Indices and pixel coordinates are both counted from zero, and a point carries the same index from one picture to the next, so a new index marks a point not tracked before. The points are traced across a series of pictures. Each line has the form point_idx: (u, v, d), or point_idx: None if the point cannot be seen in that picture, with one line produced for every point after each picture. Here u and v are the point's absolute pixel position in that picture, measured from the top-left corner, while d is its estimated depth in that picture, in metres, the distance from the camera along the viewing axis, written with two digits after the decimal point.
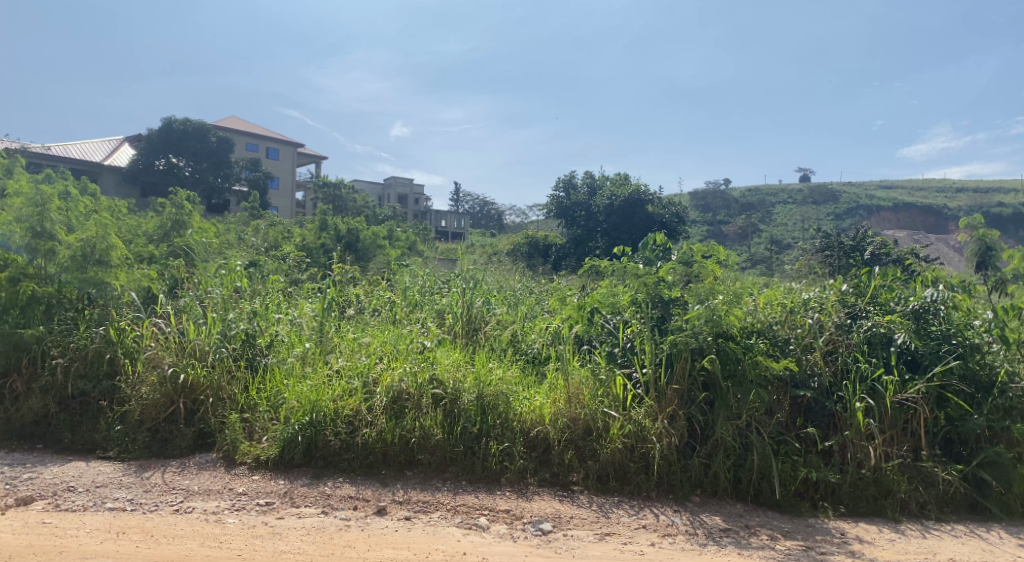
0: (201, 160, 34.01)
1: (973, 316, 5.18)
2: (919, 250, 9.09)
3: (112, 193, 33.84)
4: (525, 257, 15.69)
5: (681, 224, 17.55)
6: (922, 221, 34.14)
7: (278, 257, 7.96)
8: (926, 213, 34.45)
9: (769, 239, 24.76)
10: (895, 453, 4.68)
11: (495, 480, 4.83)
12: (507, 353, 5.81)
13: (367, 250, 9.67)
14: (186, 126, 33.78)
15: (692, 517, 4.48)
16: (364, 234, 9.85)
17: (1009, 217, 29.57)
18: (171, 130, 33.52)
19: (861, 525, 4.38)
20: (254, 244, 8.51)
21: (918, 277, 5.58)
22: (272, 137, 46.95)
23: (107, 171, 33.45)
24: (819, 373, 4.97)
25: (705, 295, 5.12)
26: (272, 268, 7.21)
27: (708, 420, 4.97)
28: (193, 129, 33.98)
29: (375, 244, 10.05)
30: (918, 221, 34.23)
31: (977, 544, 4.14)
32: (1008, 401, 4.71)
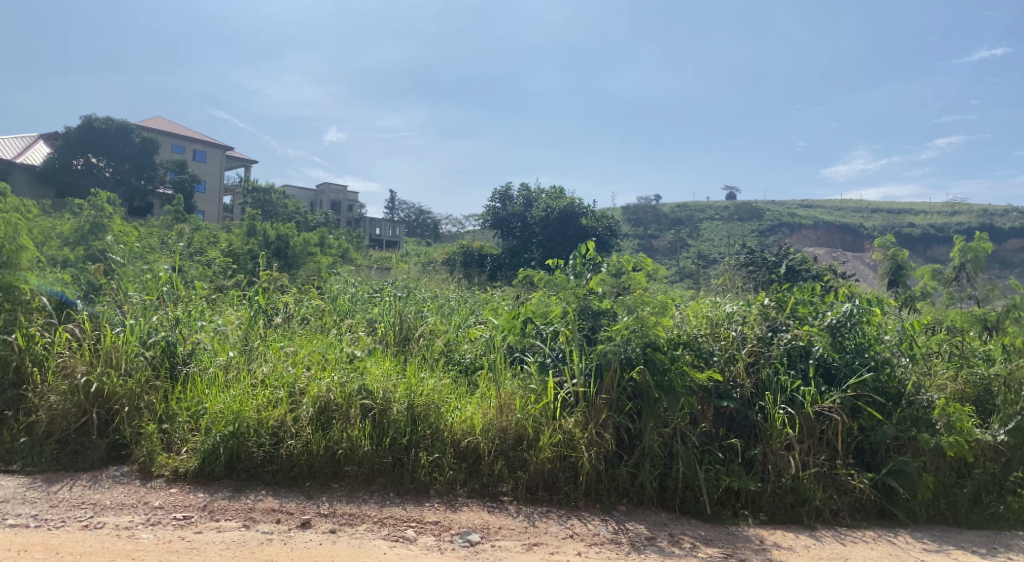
0: (123, 162, 33.10)
1: (884, 330, 5.38)
2: (836, 266, 9.49)
3: (25, 193, 32.27)
4: (459, 267, 15.72)
5: (613, 237, 17.94)
6: (840, 239, 35.72)
7: (202, 263, 7.74)
8: (850, 231, 36.15)
9: (696, 255, 25.56)
10: (812, 462, 4.82)
11: (423, 492, 4.80)
12: (439, 362, 5.72)
13: (296, 257, 9.48)
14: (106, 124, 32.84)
15: (617, 526, 4.54)
16: (294, 239, 9.71)
17: (921, 236, 31.23)
18: (93, 129, 32.48)
19: (778, 532, 4.53)
20: (178, 248, 8.23)
21: (834, 292, 5.77)
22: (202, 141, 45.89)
23: (19, 170, 32.02)
24: (740, 384, 5.11)
25: (633, 306, 5.20)
26: (196, 274, 7.00)
27: (636, 429, 5.04)
28: (114, 127, 33.00)
29: (306, 251, 9.86)
30: (837, 239, 35.79)
31: (885, 549, 4.34)
32: (914, 412, 4.89)
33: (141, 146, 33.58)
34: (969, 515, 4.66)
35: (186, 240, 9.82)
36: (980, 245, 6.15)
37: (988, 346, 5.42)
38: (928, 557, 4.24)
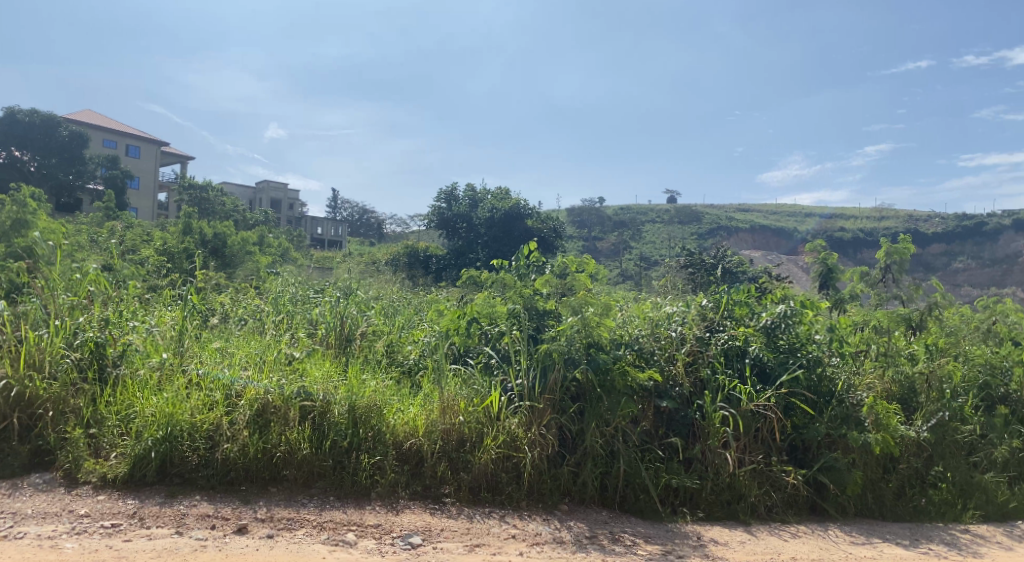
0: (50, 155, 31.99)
1: (817, 329, 5.55)
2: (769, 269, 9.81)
3: None
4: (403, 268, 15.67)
5: (557, 238, 18.17)
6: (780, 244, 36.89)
7: (134, 262, 7.51)
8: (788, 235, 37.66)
9: (639, 257, 26.14)
10: (748, 459, 4.92)
11: (364, 495, 4.74)
12: (382, 364, 5.64)
13: (233, 256, 9.26)
14: (32, 117, 31.89)
15: (559, 525, 4.58)
16: (231, 239, 9.56)
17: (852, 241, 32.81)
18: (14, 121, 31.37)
19: (715, 529, 4.63)
20: (108, 245, 7.94)
21: (770, 294, 5.92)
22: (137, 136, 44.56)
23: None
24: (680, 384, 5.21)
25: (577, 306, 5.26)
26: (127, 273, 6.78)
27: (579, 429, 5.07)
28: (40, 119, 31.97)
29: (244, 250, 9.66)
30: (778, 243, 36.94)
31: (815, 543, 4.48)
32: (844, 410, 5.01)
33: (71, 140, 32.62)
34: (893, 508, 4.80)
35: (117, 238, 9.48)
36: (903, 247, 6.51)
37: (912, 347, 5.62)
38: (855, 550, 4.39)
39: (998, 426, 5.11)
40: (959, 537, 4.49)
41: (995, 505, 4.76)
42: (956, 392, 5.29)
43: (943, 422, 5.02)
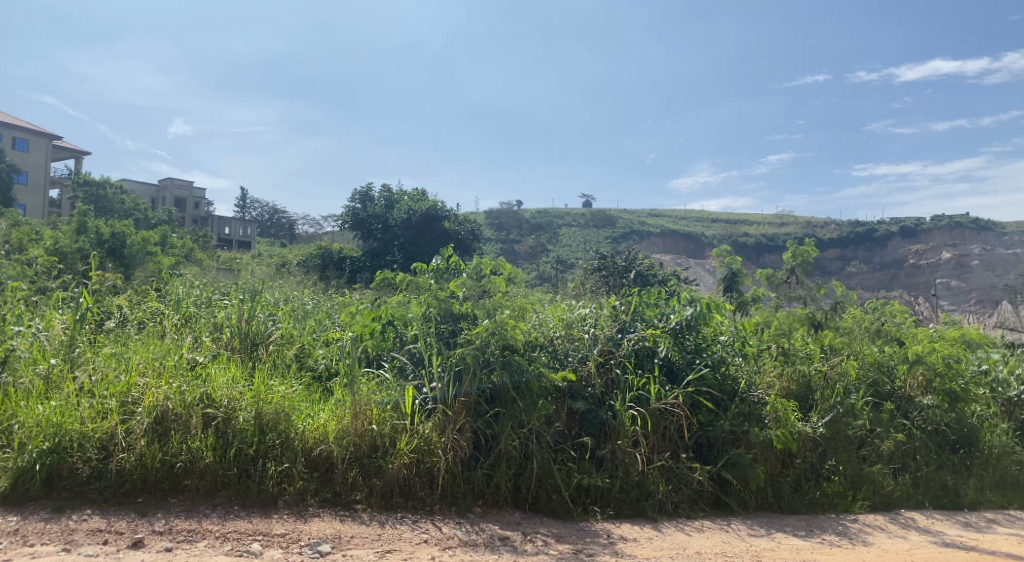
0: None
1: (721, 331, 5.76)
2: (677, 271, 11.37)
3: None
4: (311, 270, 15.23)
5: (476, 240, 18.48)
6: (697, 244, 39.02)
7: (21, 264, 7.10)
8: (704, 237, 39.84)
9: (558, 260, 26.97)
10: (656, 457, 5.06)
11: (271, 503, 4.59)
12: (290, 368, 5.49)
13: (133, 257, 8.90)
14: None
15: (472, 527, 4.57)
16: (131, 238, 9.15)
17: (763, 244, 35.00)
18: None
19: (625, 526, 4.72)
20: None
21: (678, 297, 5.99)
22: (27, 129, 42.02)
23: None
24: (592, 384, 5.31)
25: (492, 309, 5.29)
26: (12, 275, 6.40)
27: (493, 432, 5.05)
28: None
29: (145, 251, 9.29)
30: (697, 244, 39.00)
31: (719, 537, 4.63)
32: (746, 407, 5.24)
33: None
34: (792, 501, 4.99)
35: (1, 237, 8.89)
36: (807, 250, 6.81)
37: (809, 347, 5.94)
38: (756, 542, 4.56)
39: (884, 420, 5.42)
40: (849, 527, 4.73)
41: (882, 495, 5.05)
42: (849, 389, 5.59)
43: (837, 418, 5.29)
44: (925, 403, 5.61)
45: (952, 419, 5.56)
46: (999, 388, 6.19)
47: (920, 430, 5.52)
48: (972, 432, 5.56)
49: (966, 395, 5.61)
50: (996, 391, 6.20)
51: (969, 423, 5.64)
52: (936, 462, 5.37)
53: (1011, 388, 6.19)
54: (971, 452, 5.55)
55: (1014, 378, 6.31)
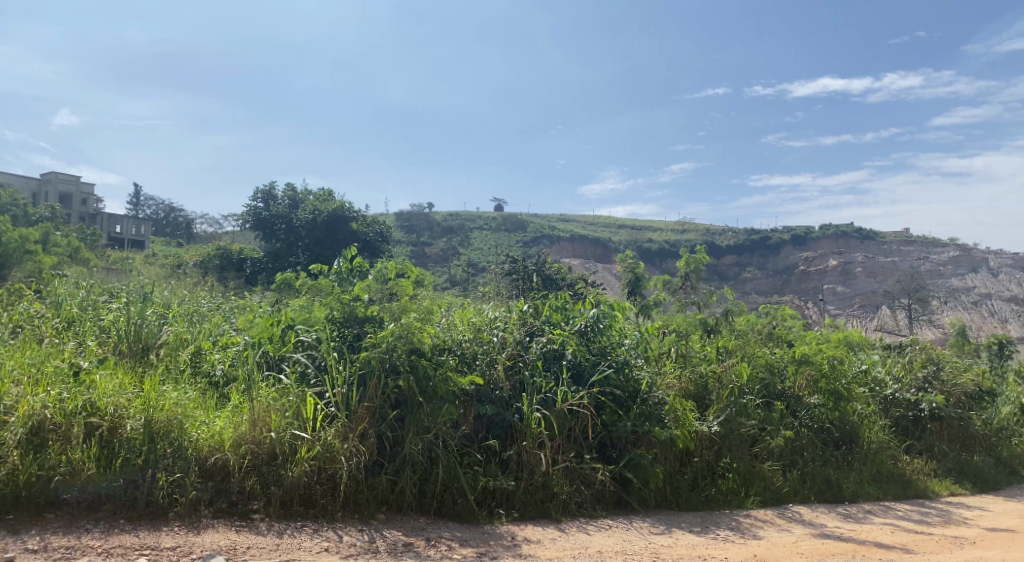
0: None
1: (624, 335, 5.98)
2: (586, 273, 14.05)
3: None
4: (207, 270, 14.89)
5: (384, 241, 18.68)
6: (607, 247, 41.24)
7: None
8: (597, 245, 44.58)
9: (468, 264, 28.91)
10: (560, 459, 5.14)
11: (160, 516, 4.29)
12: (183, 374, 5.25)
13: (7, 257, 8.31)
14: None
15: (374, 534, 4.46)
16: (6, 236, 8.55)
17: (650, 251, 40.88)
18: None
19: (528, 528, 4.74)
20: None
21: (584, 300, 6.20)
22: None
23: None
24: (500, 387, 5.34)
25: (398, 313, 5.29)
26: None
27: (398, 436, 5.02)
28: None
29: (21, 250, 8.70)
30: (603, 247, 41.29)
31: (620, 535, 4.72)
32: (648, 407, 5.37)
33: None
34: (688, 498, 5.16)
35: None
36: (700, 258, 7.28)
37: (706, 348, 6.21)
38: (655, 539, 4.68)
39: (775, 419, 5.70)
40: (742, 522, 4.93)
41: (772, 490, 5.31)
42: (743, 390, 5.87)
43: (730, 417, 5.54)
44: (811, 402, 5.98)
45: (835, 416, 5.99)
46: (877, 388, 6.82)
47: (807, 428, 5.86)
48: (853, 430, 5.96)
49: (848, 394, 6.06)
50: (874, 390, 6.84)
51: (850, 421, 6.05)
52: (821, 458, 5.69)
53: (886, 387, 6.85)
54: (852, 448, 5.93)
55: (890, 378, 6.95)
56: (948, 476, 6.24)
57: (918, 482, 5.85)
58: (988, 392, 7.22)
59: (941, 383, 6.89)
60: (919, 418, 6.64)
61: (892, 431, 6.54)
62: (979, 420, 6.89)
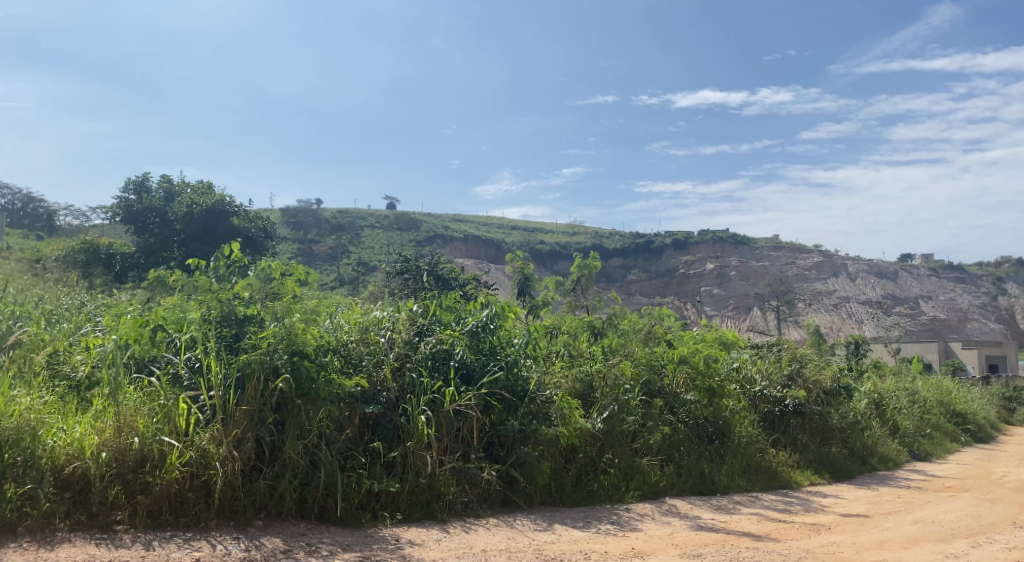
0: None
1: (514, 334, 6.14)
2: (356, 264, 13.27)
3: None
4: (74, 260, 14.01)
5: (267, 238, 20.87)
6: (487, 253, 44.58)
7: None
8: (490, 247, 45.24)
9: (356, 263, 30.91)
10: (447, 459, 5.13)
11: (6, 532, 3.82)
12: (36, 378, 4.86)
13: None
14: None
15: (251, 542, 4.19)
16: None
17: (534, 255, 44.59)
18: None
19: (413, 530, 4.66)
20: None
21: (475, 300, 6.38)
22: None
23: None
24: (386, 388, 5.32)
25: (281, 313, 5.23)
26: None
27: (277, 440, 4.89)
28: None
29: None
30: (484, 253, 44.51)
31: (504, 533, 4.74)
32: (536, 407, 5.52)
33: None
34: (572, 494, 5.30)
35: None
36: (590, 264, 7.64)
37: (591, 347, 6.48)
38: (538, 536, 4.73)
39: (654, 414, 5.96)
40: (622, 515, 5.09)
41: (650, 484, 5.53)
42: (627, 388, 6.08)
43: (613, 414, 5.75)
44: (688, 399, 6.31)
45: (710, 412, 6.33)
46: (747, 386, 7.21)
47: (683, 424, 6.20)
48: (725, 424, 6.35)
49: (720, 390, 6.41)
50: (745, 387, 7.20)
51: (722, 417, 6.44)
52: (696, 452, 6.04)
53: (756, 384, 7.22)
54: (724, 441, 6.30)
55: (760, 376, 7.37)
56: (808, 467, 6.72)
57: (782, 473, 6.28)
58: (845, 388, 7.85)
59: (803, 380, 7.50)
60: (784, 414, 7.10)
61: (760, 426, 6.95)
62: (836, 414, 7.54)
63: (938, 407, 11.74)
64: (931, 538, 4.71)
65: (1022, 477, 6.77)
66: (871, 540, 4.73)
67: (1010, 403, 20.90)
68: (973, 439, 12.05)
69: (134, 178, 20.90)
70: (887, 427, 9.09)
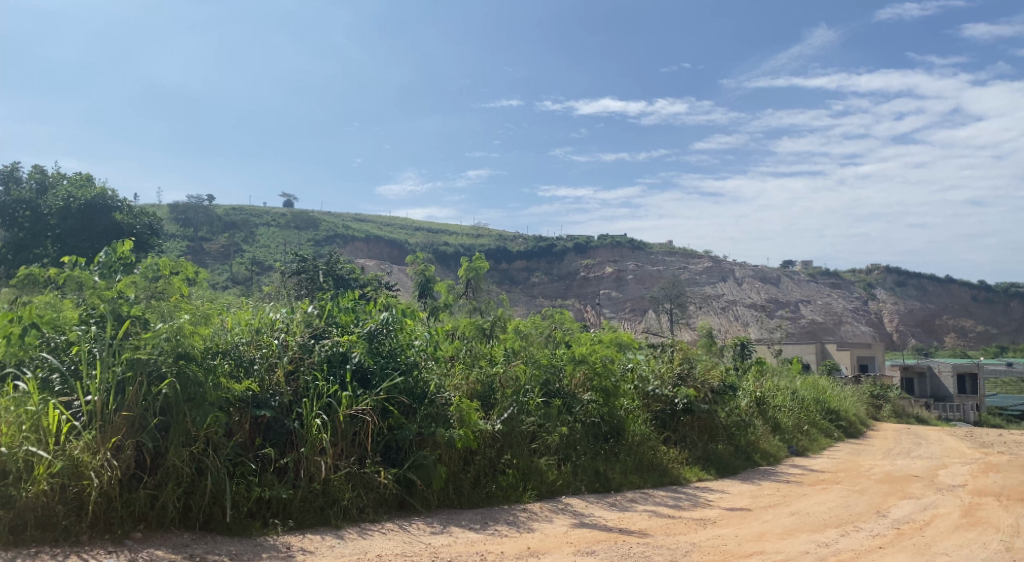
0: None
1: (416, 336, 6.13)
2: None
3: None
4: None
5: (154, 235, 20.11)
6: (388, 254, 44.85)
7: None
8: (392, 247, 45.69)
9: (250, 260, 29.94)
10: (342, 464, 5.02)
11: None
12: None
13: None
14: None
15: (129, 555, 3.85)
16: None
17: (437, 255, 45.14)
18: None
19: (306, 537, 4.46)
20: None
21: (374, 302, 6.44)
22: None
23: None
24: (279, 392, 5.18)
25: (168, 313, 4.97)
26: None
27: (159, 447, 4.58)
28: None
29: None
30: (385, 253, 44.67)
31: (401, 537, 4.65)
32: (434, 409, 5.56)
33: None
34: (470, 496, 5.32)
35: None
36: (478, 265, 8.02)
37: (494, 350, 6.56)
38: (434, 540, 4.66)
39: (552, 415, 6.16)
40: (519, 515, 5.15)
41: (546, 484, 5.69)
42: (526, 389, 6.27)
43: (512, 415, 5.89)
44: (585, 398, 6.62)
45: (605, 411, 6.65)
46: (640, 384, 7.56)
47: (581, 422, 6.44)
48: (619, 423, 6.68)
49: (616, 390, 6.79)
50: (638, 386, 7.54)
51: (616, 416, 6.77)
52: (591, 451, 6.28)
53: (648, 383, 7.57)
54: (619, 439, 6.60)
55: (654, 377, 7.70)
56: (697, 463, 7.03)
57: (673, 470, 6.59)
58: (731, 387, 8.21)
59: (692, 380, 7.86)
60: (674, 412, 7.42)
61: (652, 425, 7.27)
62: (722, 412, 7.90)
63: (815, 405, 12.53)
64: (806, 528, 5.00)
65: (884, 468, 7.36)
66: (752, 533, 4.96)
67: (877, 399, 22.59)
68: (845, 434, 12.89)
69: (6, 168, 19.59)
70: (770, 425, 9.59)
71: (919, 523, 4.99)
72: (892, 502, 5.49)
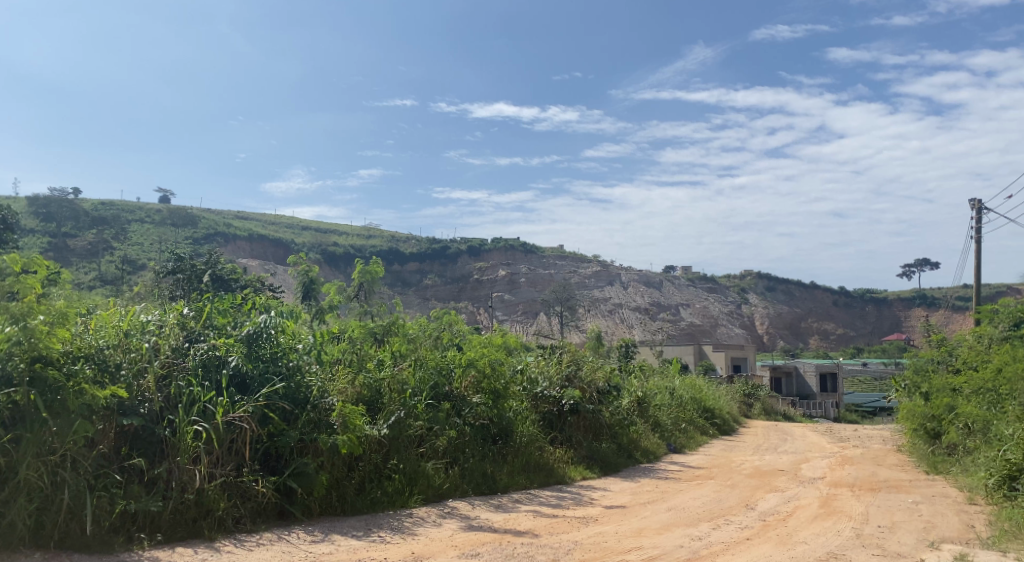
0: None
1: (298, 339, 6.04)
2: None
3: None
4: None
5: (7, 231, 18.55)
6: (273, 254, 43.72)
7: None
8: (278, 247, 44.61)
9: (123, 260, 28.24)
10: (218, 472, 4.81)
11: None
12: None
13: None
14: None
15: None
16: None
17: (328, 256, 44.28)
18: None
19: (176, 550, 4.20)
20: None
21: (251, 305, 6.30)
22: None
23: None
24: (150, 400, 4.89)
25: (19, 314, 4.35)
26: None
27: (11, 460, 4.08)
28: None
29: None
30: (269, 253, 43.42)
31: (279, 547, 4.45)
32: (315, 414, 5.48)
33: None
34: (353, 502, 5.26)
35: None
36: (372, 271, 8.04)
37: (379, 354, 6.60)
38: (316, 548, 4.50)
39: (439, 419, 6.24)
40: (403, 521, 5.09)
41: (433, 487, 5.74)
42: (411, 392, 6.35)
43: (399, 419, 5.91)
44: (474, 401, 6.76)
45: (494, 413, 6.79)
46: (529, 386, 7.72)
47: (469, 425, 6.58)
48: (507, 425, 6.85)
49: (504, 392, 6.98)
50: (527, 388, 7.70)
51: (505, 417, 6.96)
52: (478, 453, 6.45)
53: (538, 385, 7.77)
54: (507, 441, 6.75)
55: (541, 377, 7.86)
56: (581, 462, 7.30)
57: (558, 469, 6.81)
58: (615, 387, 8.58)
59: (579, 381, 8.16)
60: (561, 413, 7.69)
61: (538, 425, 7.47)
62: (606, 412, 8.22)
63: (693, 404, 13.20)
64: (680, 522, 5.20)
65: (754, 463, 7.86)
66: (630, 529, 5.11)
67: (749, 397, 23.98)
68: (721, 431, 13.66)
69: None
70: (651, 423, 9.99)
71: (782, 514, 5.31)
72: (760, 495, 5.83)
